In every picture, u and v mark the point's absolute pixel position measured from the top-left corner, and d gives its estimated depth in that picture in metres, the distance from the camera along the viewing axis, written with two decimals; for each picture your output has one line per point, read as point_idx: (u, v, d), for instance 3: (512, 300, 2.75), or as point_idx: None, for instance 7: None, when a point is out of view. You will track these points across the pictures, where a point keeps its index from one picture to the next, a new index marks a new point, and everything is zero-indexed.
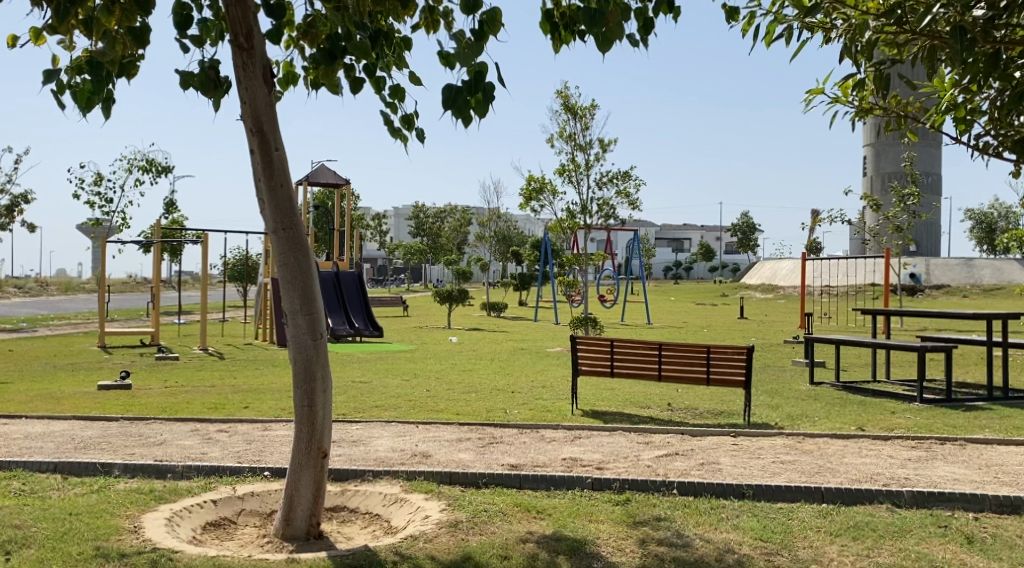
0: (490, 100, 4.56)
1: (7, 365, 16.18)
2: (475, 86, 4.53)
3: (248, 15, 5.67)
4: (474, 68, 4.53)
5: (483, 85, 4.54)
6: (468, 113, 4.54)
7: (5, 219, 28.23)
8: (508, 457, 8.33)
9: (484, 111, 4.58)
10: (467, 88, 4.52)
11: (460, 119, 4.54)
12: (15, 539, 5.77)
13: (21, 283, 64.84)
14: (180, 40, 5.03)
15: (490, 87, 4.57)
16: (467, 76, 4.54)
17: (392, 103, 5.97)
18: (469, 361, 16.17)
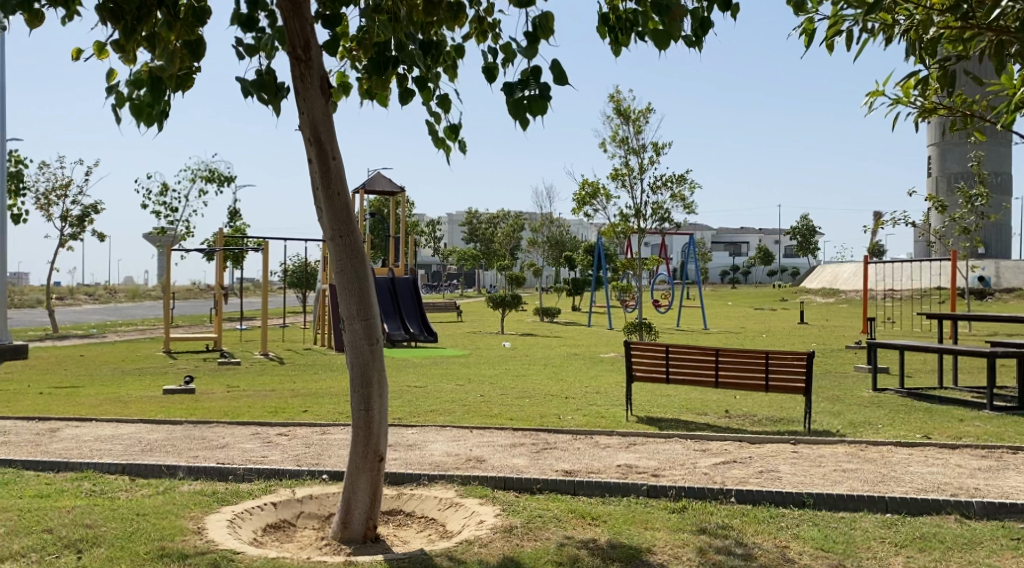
0: (546, 100, 4.59)
1: (77, 370, 16.66)
2: (530, 88, 4.56)
3: (305, 27, 5.77)
4: (530, 69, 4.57)
5: (539, 85, 4.57)
6: (524, 114, 4.57)
7: (75, 229, 29.05)
8: (562, 463, 8.33)
9: (539, 111, 4.59)
10: (522, 90, 4.56)
11: (516, 120, 4.58)
12: (85, 538, 5.94)
13: (88, 291, 66.54)
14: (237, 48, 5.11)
15: (546, 87, 4.59)
16: (523, 78, 4.58)
17: (438, 112, 6.02)
18: (523, 367, 16.20)
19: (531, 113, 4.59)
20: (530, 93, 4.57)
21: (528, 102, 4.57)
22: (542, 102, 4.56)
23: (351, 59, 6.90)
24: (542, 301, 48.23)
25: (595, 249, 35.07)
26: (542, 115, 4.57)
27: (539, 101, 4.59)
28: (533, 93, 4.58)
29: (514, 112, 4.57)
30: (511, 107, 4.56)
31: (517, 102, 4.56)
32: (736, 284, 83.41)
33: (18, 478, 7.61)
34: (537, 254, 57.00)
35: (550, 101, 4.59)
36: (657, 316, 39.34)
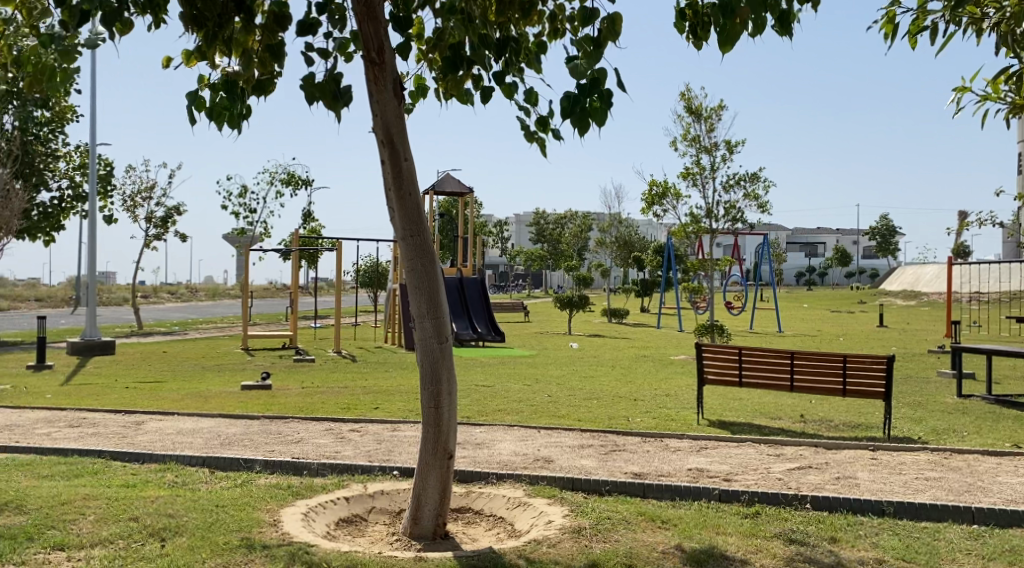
0: (608, 107, 4.56)
1: (160, 365, 17.17)
2: (593, 94, 4.54)
3: (379, 30, 5.84)
4: (592, 75, 4.56)
5: (600, 92, 4.55)
6: (587, 120, 4.57)
7: (159, 230, 29.90)
8: (631, 465, 8.29)
9: (600, 119, 4.58)
10: (584, 97, 4.54)
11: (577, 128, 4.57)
12: (169, 527, 6.12)
13: (169, 290, 68.49)
14: (307, 52, 5.23)
15: (608, 94, 4.57)
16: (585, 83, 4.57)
17: (523, 107, 6.04)
18: (592, 368, 16.14)
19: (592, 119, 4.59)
20: (592, 100, 4.54)
21: (590, 109, 4.55)
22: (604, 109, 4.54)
23: (428, 62, 6.98)
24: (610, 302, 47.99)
25: (665, 250, 34.71)
26: (603, 121, 4.56)
27: (601, 108, 4.57)
28: (596, 99, 4.56)
29: (574, 119, 4.56)
30: (571, 115, 4.55)
31: (579, 108, 4.55)
32: (810, 286, 81.82)
33: (105, 467, 7.88)
34: (606, 254, 56.81)
35: (612, 107, 4.57)
36: (729, 318, 38.80)
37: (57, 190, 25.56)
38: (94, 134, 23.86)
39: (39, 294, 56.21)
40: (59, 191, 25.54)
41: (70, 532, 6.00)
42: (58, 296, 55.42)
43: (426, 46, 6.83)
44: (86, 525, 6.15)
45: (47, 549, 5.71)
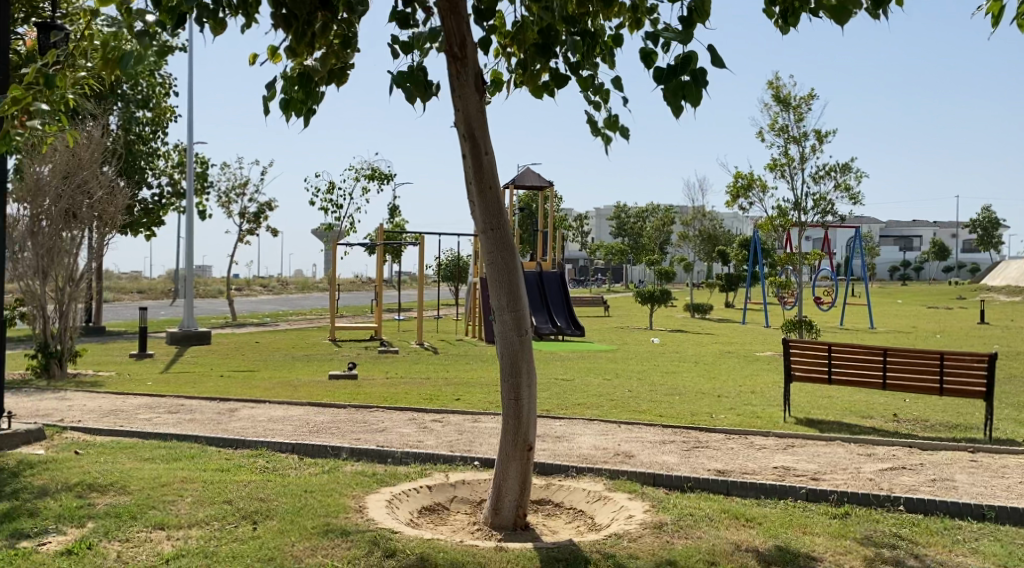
0: (702, 85, 4.49)
1: (252, 355, 17.64)
2: (684, 73, 4.47)
3: (462, 25, 5.86)
4: (684, 54, 4.48)
5: (694, 71, 4.48)
6: (678, 100, 4.51)
7: (251, 225, 30.69)
8: (714, 462, 8.18)
9: (694, 98, 4.51)
10: (678, 75, 4.48)
11: (671, 108, 4.52)
12: (261, 510, 6.27)
13: (260, 282, 70.44)
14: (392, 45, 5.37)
15: (701, 72, 4.49)
16: (677, 62, 4.49)
17: (596, 101, 6.01)
18: (674, 364, 15.97)
19: (686, 100, 4.52)
20: (686, 79, 4.49)
21: (683, 88, 4.50)
22: (697, 88, 4.48)
23: (506, 55, 6.98)
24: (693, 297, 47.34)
25: (751, 243, 34.08)
26: (697, 101, 4.49)
27: (694, 87, 4.51)
28: (689, 78, 4.50)
29: (668, 99, 4.51)
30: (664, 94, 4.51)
31: (673, 86, 4.50)
32: (905, 281, 79.43)
33: (199, 451, 8.11)
34: (690, 248, 56.06)
35: (706, 86, 4.50)
36: (818, 314, 37.89)
37: (155, 186, 26.44)
38: (190, 134, 24.62)
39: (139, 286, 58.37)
40: (158, 189, 26.41)
41: (169, 513, 6.19)
42: (157, 288, 57.47)
43: (506, 38, 6.83)
44: (183, 506, 6.34)
45: (148, 528, 5.90)
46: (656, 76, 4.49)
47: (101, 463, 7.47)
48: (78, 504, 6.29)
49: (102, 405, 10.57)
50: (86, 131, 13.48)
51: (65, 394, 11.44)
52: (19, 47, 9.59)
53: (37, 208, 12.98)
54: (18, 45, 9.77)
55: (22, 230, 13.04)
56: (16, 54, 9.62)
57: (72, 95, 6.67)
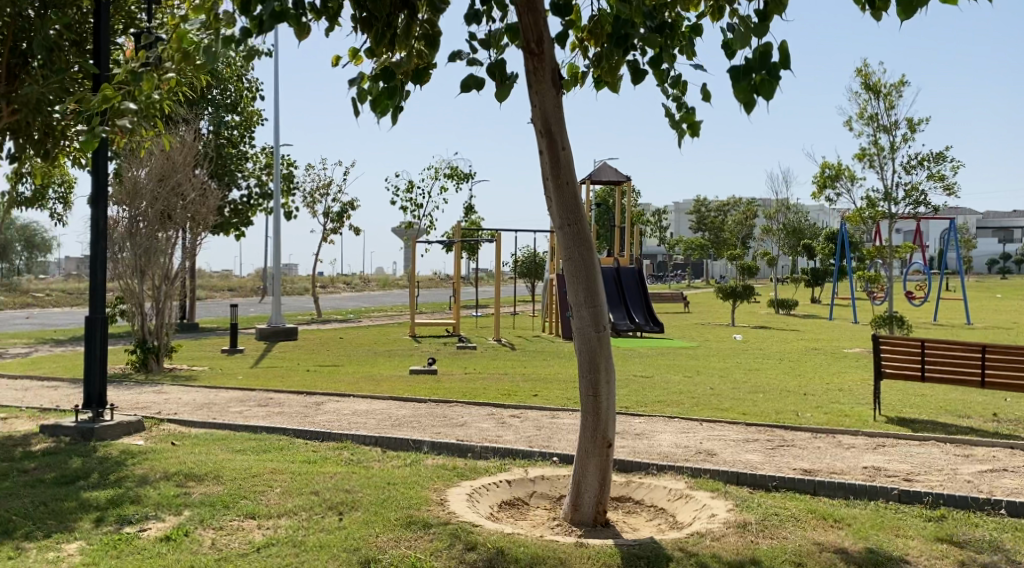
0: (776, 81, 4.39)
1: (336, 351, 17.95)
2: (760, 68, 4.38)
3: (539, 21, 5.84)
4: (761, 48, 4.37)
5: (769, 66, 4.38)
6: (751, 97, 4.41)
7: (334, 224, 31.22)
8: (800, 461, 8.00)
9: (767, 93, 4.41)
10: (752, 71, 4.39)
11: (743, 103, 4.43)
12: (346, 502, 6.36)
13: (343, 279, 71.61)
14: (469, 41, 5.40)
15: (776, 67, 4.39)
16: (753, 58, 4.39)
17: (673, 94, 5.92)
18: (757, 361, 15.68)
19: (759, 94, 4.42)
20: (759, 74, 4.39)
21: (757, 83, 4.40)
22: (771, 83, 4.37)
23: (583, 49, 6.94)
24: (778, 293, 46.43)
25: (839, 237, 33.27)
26: (771, 97, 4.39)
27: (767, 82, 4.40)
28: (763, 73, 4.39)
29: (740, 94, 4.43)
30: (738, 90, 4.42)
31: (746, 84, 4.40)
32: (1004, 274, 76.43)
33: (287, 444, 8.28)
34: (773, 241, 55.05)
35: (780, 81, 4.39)
36: (910, 309, 36.76)
37: (244, 188, 27.08)
38: (277, 136, 25.18)
39: (230, 284, 60.02)
40: (247, 190, 27.05)
41: (259, 503, 6.33)
42: (247, 286, 59.00)
43: (582, 33, 6.79)
44: (273, 497, 6.47)
45: (240, 517, 6.04)
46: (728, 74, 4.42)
47: (195, 454, 7.69)
48: (175, 493, 6.48)
49: (195, 399, 10.87)
50: (180, 135, 13.88)
51: (160, 388, 11.82)
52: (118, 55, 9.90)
53: (135, 211, 13.44)
54: (118, 53, 10.10)
55: (122, 232, 13.53)
56: (116, 62, 9.94)
57: (165, 98, 6.87)
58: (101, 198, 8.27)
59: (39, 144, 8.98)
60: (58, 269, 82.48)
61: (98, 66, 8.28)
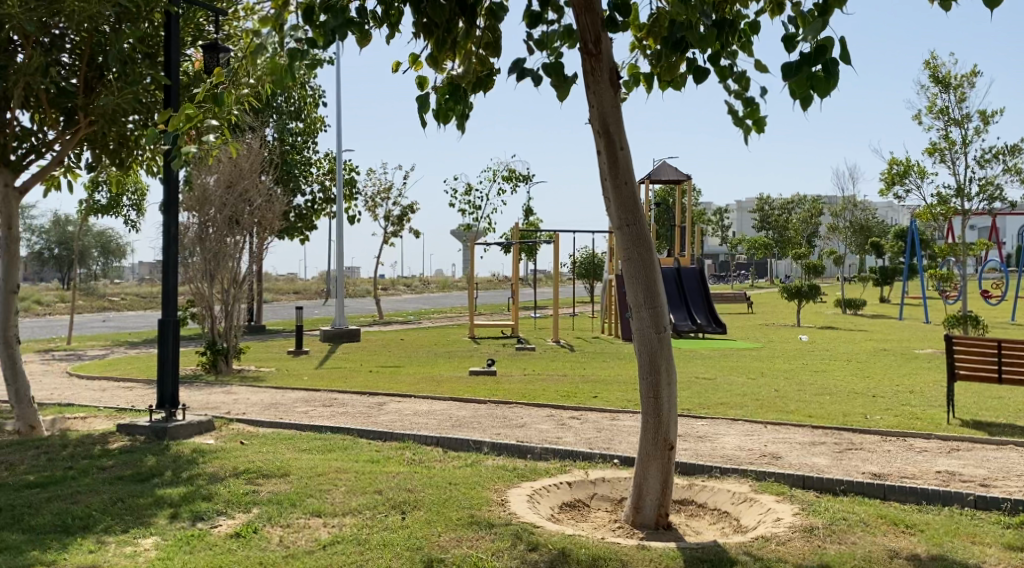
0: (832, 77, 4.30)
1: (398, 352, 18.09)
2: (816, 63, 4.31)
3: (597, 21, 5.81)
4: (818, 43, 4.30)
5: (826, 61, 4.30)
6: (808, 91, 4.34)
7: (395, 227, 31.50)
8: (869, 465, 7.83)
9: (823, 89, 4.32)
10: (808, 66, 4.32)
11: (798, 99, 4.36)
12: (408, 501, 6.39)
13: (405, 282, 72.30)
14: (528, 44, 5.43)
15: (833, 62, 4.31)
16: (810, 52, 4.32)
17: (736, 90, 5.83)
18: (824, 362, 15.40)
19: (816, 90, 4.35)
20: (816, 70, 4.30)
21: (814, 78, 4.30)
22: (826, 80, 4.29)
23: (642, 49, 6.88)
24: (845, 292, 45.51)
25: (909, 235, 32.48)
26: (826, 94, 4.30)
27: (825, 79, 4.31)
28: (819, 69, 4.31)
29: (797, 89, 4.35)
30: (794, 85, 4.34)
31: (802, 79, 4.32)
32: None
33: (351, 443, 8.36)
34: (838, 239, 54.03)
35: (838, 79, 4.30)
36: (984, 308, 35.70)
37: (308, 193, 27.46)
38: (340, 141, 25.53)
39: (295, 288, 61.10)
40: (311, 195, 27.44)
41: (325, 501, 6.40)
42: (312, 289, 59.84)
43: (640, 33, 6.74)
44: (338, 495, 6.53)
45: (307, 515, 6.11)
46: (784, 69, 4.35)
47: (263, 453, 7.81)
48: (244, 491, 6.58)
49: (263, 399, 11.06)
50: (246, 142, 14.10)
51: (230, 388, 12.04)
52: (188, 67, 10.07)
53: (204, 217, 13.73)
54: (188, 65, 10.27)
55: (192, 237, 13.83)
56: (186, 74, 10.11)
57: (237, 110, 6.99)
58: (173, 205, 8.44)
59: (114, 155, 9.24)
60: (133, 275, 84.62)
61: (169, 77, 8.58)
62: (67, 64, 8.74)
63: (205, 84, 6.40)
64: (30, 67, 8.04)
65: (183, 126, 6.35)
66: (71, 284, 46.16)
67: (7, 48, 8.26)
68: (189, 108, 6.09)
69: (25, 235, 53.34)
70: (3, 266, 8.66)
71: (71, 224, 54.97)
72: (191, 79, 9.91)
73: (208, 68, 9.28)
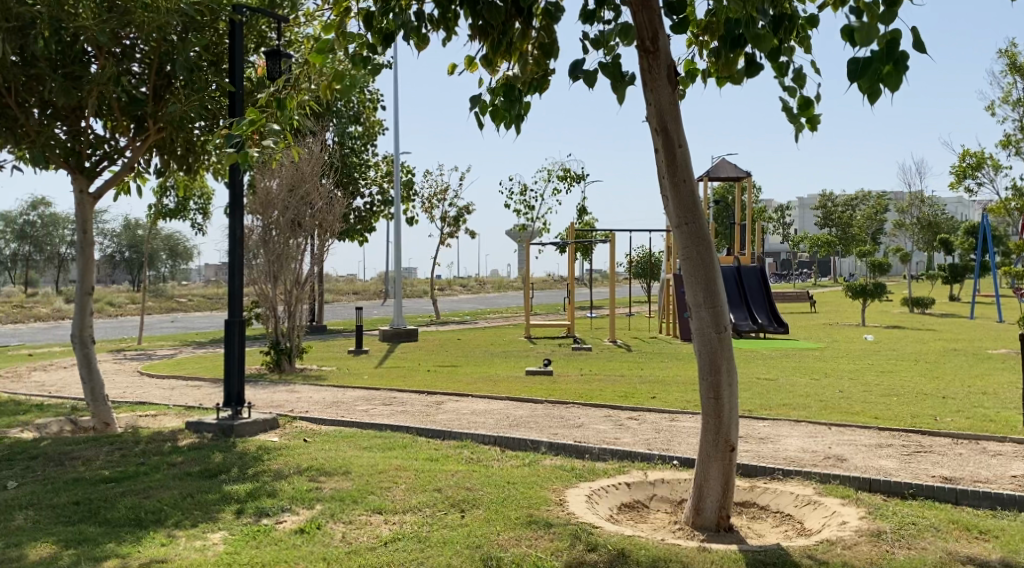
0: (903, 70, 4.11)
1: (456, 352, 18.15)
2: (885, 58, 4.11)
3: (654, 18, 5.73)
4: (886, 36, 4.11)
5: (894, 54, 4.11)
6: (876, 86, 4.15)
7: (452, 228, 31.64)
8: (939, 468, 7.61)
9: (895, 84, 4.13)
10: (875, 62, 4.12)
11: (867, 94, 4.17)
12: (468, 499, 6.38)
13: (463, 283, 72.65)
14: (583, 43, 5.42)
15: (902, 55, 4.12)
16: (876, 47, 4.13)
17: (791, 86, 5.71)
18: (891, 362, 15.05)
19: (885, 85, 4.16)
20: (885, 64, 4.11)
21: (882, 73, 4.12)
22: (898, 73, 4.10)
23: (699, 45, 6.78)
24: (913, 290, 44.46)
25: (980, 231, 31.59)
26: (898, 87, 4.12)
27: (894, 73, 4.13)
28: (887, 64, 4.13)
29: (863, 85, 4.16)
30: (861, 81, 4.15)
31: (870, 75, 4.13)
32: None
33: (411, 441, 8.39)
34: (906, 235, 52.81)
35: (908, 71, 4.11)
36: None
37: (367, 195, 27.70)
38: (397, 143, 25.73)
39: (355, 288, 61.86)
40: (369, 197, 27.70)
41: (386, 498, 6.42)
42: (372, 289, 60.54)
43: (698, 28, 6.64)
44: (398, 492, 6.56)
45: (368, 512, 6.14)
46: (851, 66, 4.15)
47: (325, 450, 7.88)
48: (308, 488, 6.64)
49: (325, 397, 11.20)
50: (307, 146, 14.29)
51: (293, 387, 12.19)
52: (251, 73, 10.19)
53: (268, 220, 13.93)
54: (251, 71, 10.42)
55: (257, 239, 14.06)
56: (250, 80, 10.23)
57: (300, 115, 7.03)
58: (238, 208, 8.56)
59: (182, 159, 9.45)
60: (200, 276, 86.40)
61: (234, 84, 8.71)
62: (137, 73, 8.88)
63: (269, 92, 6.44)
64: (103, 77, 8.23)
65: (249, 134, 6.43)
66: (142, 287, 47.32)
67: (82, 58, 8.44)
68: (255, 115, 6.10)
69: (99, 238, 54.77)
70: (79, 270, 8.87)
71: (141, 228, 56.36)
72: (255, 85, 10.05)
73: (270, 73, 9.38)
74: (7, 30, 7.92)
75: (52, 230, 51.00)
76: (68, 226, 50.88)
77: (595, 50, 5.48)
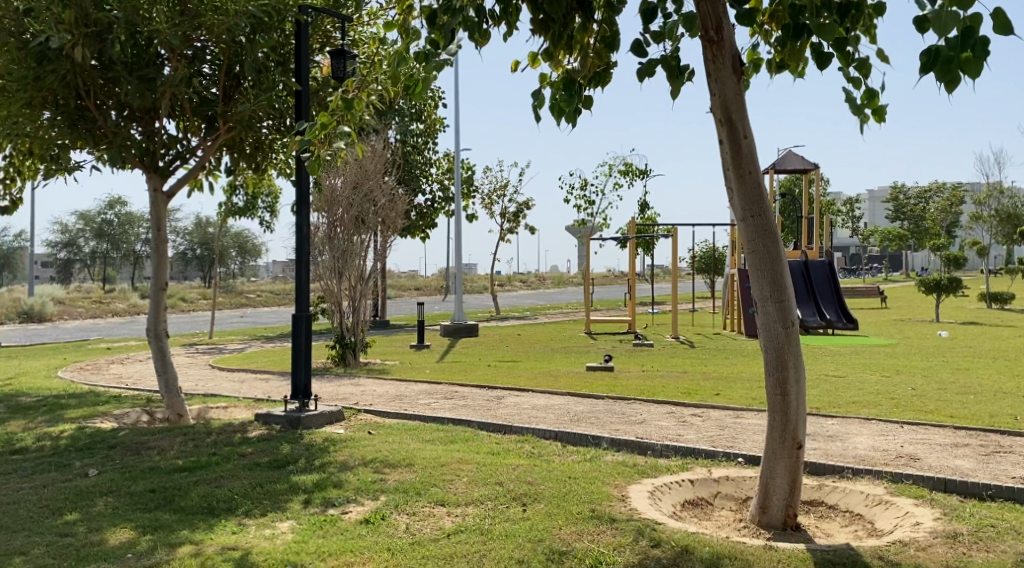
0: (982, 56, 3.90)
1: (517, 347, 18.11)
2: (962, 46, 3.90)
3: (718, 7, 5.59)
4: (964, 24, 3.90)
5: (974, 40, 3.89)
6: (953, 74, 3.94)
7: (512, 223, 31.63)
8: (1018, 469, 7.34)
9: (973, 70, 3.92)
10: (950, 51, 3.92)
11: (945, 83, 3.96)
12: (529, 493, 6.35)
13: (525, 279, 72.59)
14: (644, 35, 5.33)
15: (982, 40, 3.90)
16: (953, 36, 3.92)
17: (856, 77, 5.54)
18: (965, 360, 14.58)
19: (963, 72, 3.95)
20: (963, 51, 3.90)
21: (960, 61, 3.92)
22: (978, 59, 3.89)
23: (763, 34, 6.62)
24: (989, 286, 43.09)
25: None
26: (978, 74, 3.91)
27: (974, 59, 3.91)
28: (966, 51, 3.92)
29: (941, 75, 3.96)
30: (938, 72, 3.94)
31: (945, 64, 3.93)
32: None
33: (472, 435, 8.38)
34: (981, 228, 51.22)
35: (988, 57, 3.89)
36: None
37: (428, 192, 27.82)
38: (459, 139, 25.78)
39: (418, 284, 62.23)
40: (431, 194, 27.83)
41: (448, 491, 6.42)
42: (434, 285, 60.84)
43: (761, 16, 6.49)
44: (460, 485, 6.55)
45: (431, 504, 6.14)
46: (925, 57, 3.95)
47: (388, 443, 7.91)
48: (373, 479, 6.68)
49: (388, 391, 11.27)
50: (369, 144, 14.41)
51: (357, 380, 12.30)
52: (316, 73, 10.29)
53: (333, 216, 14.04)
54: (317, 71, 10.52)
55: (322, 236, 14.22)
56: (315, 80, 10.34)
57: (366, 114, 7.05)
58: (305, 205, 8.64)
59: (251, 157, 9.64)
60: (268, 272, 87.70)
61: (300, 83, 8.79)
62: (208, 74, 9.00)
63: (337, 92, 6.48)
64: (176, 78, 8.39)
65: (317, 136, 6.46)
66: (212, 284, 48.24)
67: (156, 61, 8.60)
68: (325, 117, 6.21)
69: (172, 237, 55.92)
70: (153, 266, 9.05)
71: (211, 226, 57.51)
72: (320, 84, 10.15)
73: (335, 73, 9.42)
74: (86, 35, 8.10)
75: (128, 228, 51.95)
76: (143, 225, 51.72)
77: (656, 42, 5.39)
